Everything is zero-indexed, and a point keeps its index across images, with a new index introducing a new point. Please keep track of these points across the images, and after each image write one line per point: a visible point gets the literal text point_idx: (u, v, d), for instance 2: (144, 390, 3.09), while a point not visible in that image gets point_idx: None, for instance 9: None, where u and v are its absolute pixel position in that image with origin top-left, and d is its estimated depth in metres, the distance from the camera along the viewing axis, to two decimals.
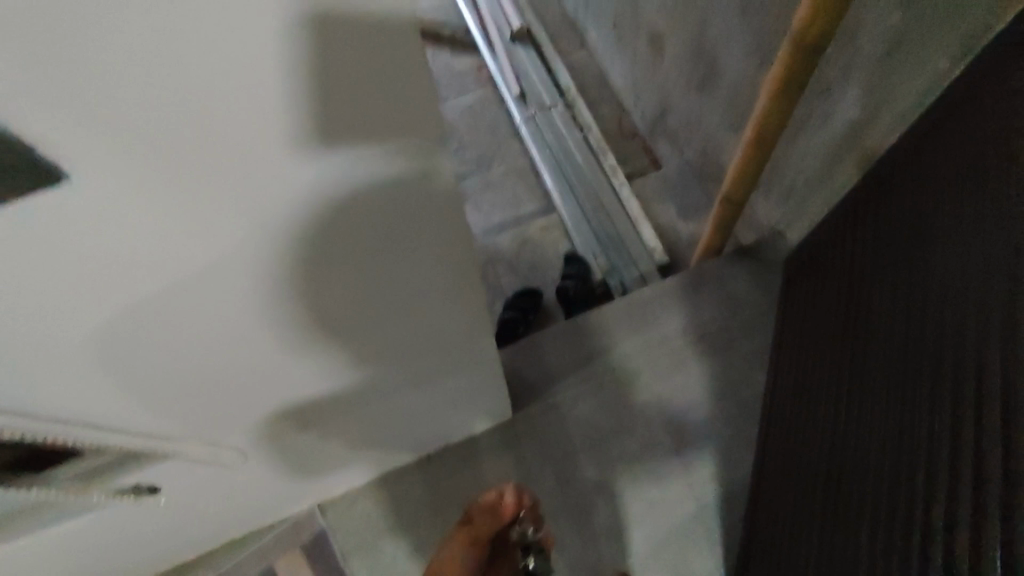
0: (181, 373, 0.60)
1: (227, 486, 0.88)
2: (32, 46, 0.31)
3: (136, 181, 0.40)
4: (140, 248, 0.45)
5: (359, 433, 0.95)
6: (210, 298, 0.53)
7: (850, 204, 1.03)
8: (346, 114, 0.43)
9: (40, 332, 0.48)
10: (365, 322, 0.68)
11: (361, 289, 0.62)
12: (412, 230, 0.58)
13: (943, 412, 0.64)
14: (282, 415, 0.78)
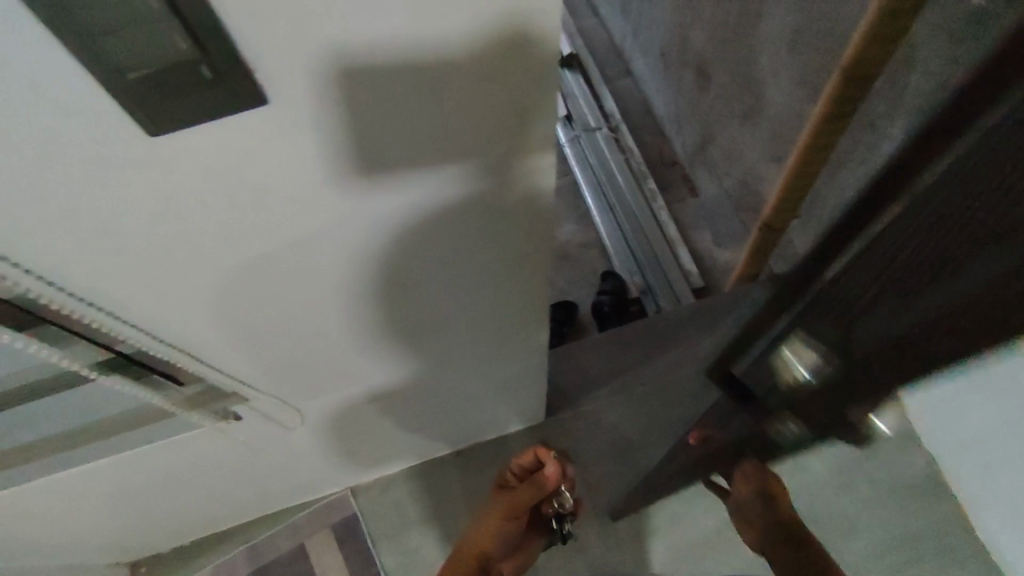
0: (275, 334, 0.64)
1: (277, 453, 0.93)
2: (275, 23, 0.34)
3: (298, 156, 0.44)
4: (276, 214, 0.49)
5: (403, 418, 0.99)
6: (320, 268, 0.57)
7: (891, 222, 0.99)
8: (491, 109, 0.46)
9: (179, 276, 0.52)
10: (436, 313, 0.72)
11: (435, 275, 0.65)
12: (496, 228, 0.61)
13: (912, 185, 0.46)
14: (340, 391, 0.82)
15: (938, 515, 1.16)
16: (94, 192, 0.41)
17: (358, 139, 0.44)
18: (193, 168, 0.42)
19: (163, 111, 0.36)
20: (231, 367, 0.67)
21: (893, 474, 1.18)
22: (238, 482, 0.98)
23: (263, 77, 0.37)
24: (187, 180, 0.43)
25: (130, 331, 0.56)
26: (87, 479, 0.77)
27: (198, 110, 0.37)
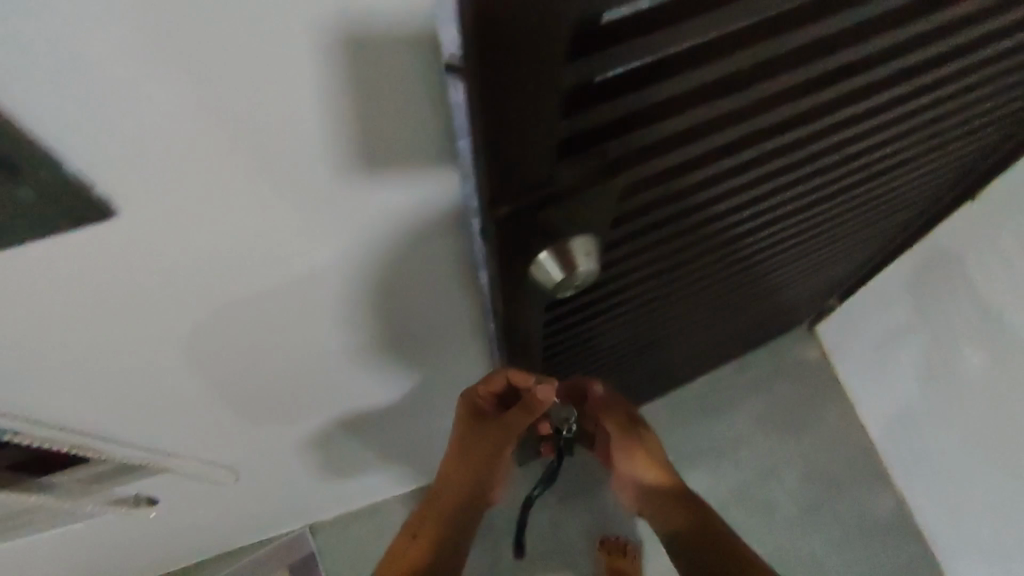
0: (193, 395, 0.60)
1: (223, 503, 0.88)
2: (85, 86, 0.29)
3: (169, 225, 0.39)
4: (158, 285, 0.44)
5: (354, 461, 0.94)
6: (224, 331, 0.52)
7: (857, 253, 0.96)
8: (372, 197, 0.43)
9: (67, 353, 0.48)
10: (366, 364, 0.67)
11: (360, 335, 0.61)
12: (415, 292, 0.58)
13: (709, 173, 0.50)
14: (279, 443, 0.77)
15: (904, 560, 1.13)
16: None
17: (229, 230, 0.42)
18: (61, 270, 0.39)
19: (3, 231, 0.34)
20: (148, 436, 0.63)
21: (860, 516, 1.16)
22: (184, 529, 0.93)
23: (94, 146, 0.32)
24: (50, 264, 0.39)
25: (25, 413, 0.52)
26: (30, 551, 0.77)
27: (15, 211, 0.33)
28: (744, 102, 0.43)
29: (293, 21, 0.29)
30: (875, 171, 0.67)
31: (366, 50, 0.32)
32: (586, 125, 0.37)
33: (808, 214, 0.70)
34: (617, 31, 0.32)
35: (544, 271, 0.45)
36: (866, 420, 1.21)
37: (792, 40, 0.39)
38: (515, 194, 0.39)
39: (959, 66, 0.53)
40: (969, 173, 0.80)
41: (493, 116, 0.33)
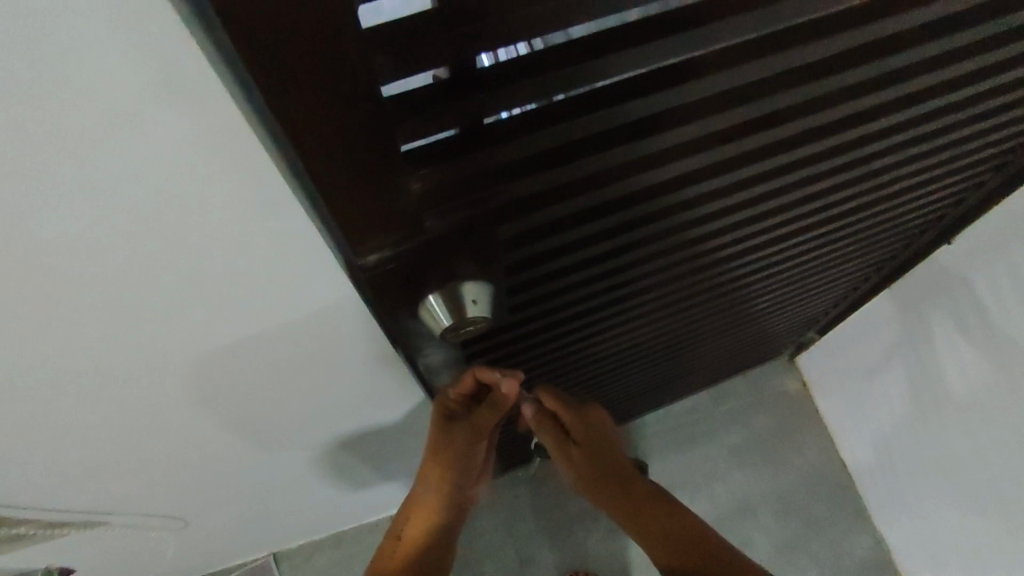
0: (118, 461, 0.57)
1: (175, 547, 0.86)
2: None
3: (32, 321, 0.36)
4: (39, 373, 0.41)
5: (311, 499, 0.92)
6: (132, 404, 0.50)
7: (832, 288, 0.92)
8: (256, 275, 0.41)
9: None
10: (303, 417, 0.65)
11: (290, 392, 0.59)
12: (341, 350, 0.55)
13: (634, 220, 0.47)
14: (225, 490, 0.75)
15: None
16: None
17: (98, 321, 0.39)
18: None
19: None
20: (71, 499, 0.60)
21: (837, 553, 1.15)
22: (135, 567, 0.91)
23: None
24: None
25: None
26: None
27: None
28: (657, 152, 0.40)
29: (103, 136, 0.27)
30: (854, 204, 0.64)
31: (193, 154, 0.29)
32: (470, 171, 0.35)
33: (763, 253, 0.66)
34: (483, 80, 0.31)
35: (434, 316, 0.41)
36: (846, 454, 1.19)
37: (703, 86, 0.37)
38: (391, 243, 0.36)
39: (911, 115, 0.50)
40: (949, 215, 0.77)
41: (347, 175, 0.30)
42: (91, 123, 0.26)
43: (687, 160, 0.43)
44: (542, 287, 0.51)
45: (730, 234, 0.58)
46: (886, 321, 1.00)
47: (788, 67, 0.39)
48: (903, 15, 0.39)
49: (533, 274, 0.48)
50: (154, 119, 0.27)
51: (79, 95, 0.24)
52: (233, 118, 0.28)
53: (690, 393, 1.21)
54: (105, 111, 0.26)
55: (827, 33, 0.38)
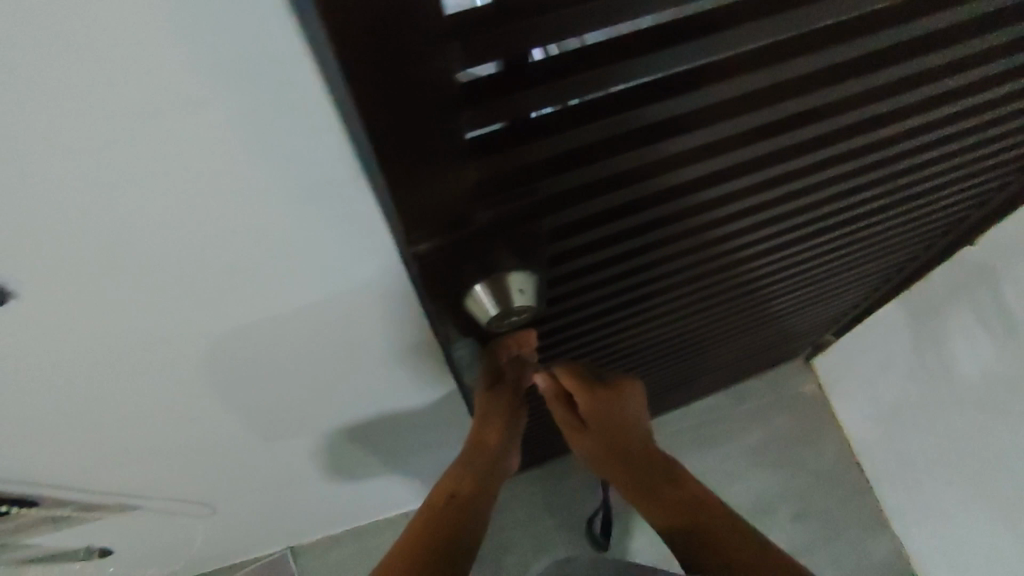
0: (157, 444, 0.59)
1: (202, 535, 0.88)
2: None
3: (99, 304, 0.38)
4: (97, 352, 0.43)
5: (335, 491, 0.93)
6: (177, 385, 0.52)
7: (852, 289, 0.92)
8: (307, 265, 0.42)
9: (21, 418, 0.47)
10: (333, 406, 0.67)
11: (325, 380, 0.61)
12: (374, 341, 0.56)
13: (666, 214, 0.48)
14: (254, 479, 0.77)
15: None
16: None
17: (155, 303, 0.40)
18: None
19: None
20: (109, 481, 0.62)
21: (855, 556, 1.15)
22: (163, 556, 0.93)
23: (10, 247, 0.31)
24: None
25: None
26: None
27: None
28: (693, 146, 0.41)
29: (188, 124, 0.28)
30: (878, 205, 0.65)
31: (267, 145, 0.31)
32: (513, 165, 0.36)
33: (789, 250, 0.67)
34: (530, 75, 0.32)
35: (480, 304, 0.43)
36: (862, 457, 1.19)
37: (738, 84, 0.38)
38: (439, 231, 0.37)
39: (938, 117, 0.51)
40: (972, 218, 0.77)
41: (403, 167, 0.31)
42: (178, 112, 0.27)
43: (721, 154, 0.44)
44: (574, 282, 0.52)
45: (757, 231, 0.58)
46: (903, 325, 1.00)
47: (824, 65, 0.40)
48: (938, 14, 0.39)
49: (567, 269, 0.50)
50: (236, 109, 0.28)
51: (172, 84, 0.26)
52: (308, 108, 0.29)
53: (706, 393, 1.21)
54: (192, 101, 0.27)
55: (863, 32, 0.38)
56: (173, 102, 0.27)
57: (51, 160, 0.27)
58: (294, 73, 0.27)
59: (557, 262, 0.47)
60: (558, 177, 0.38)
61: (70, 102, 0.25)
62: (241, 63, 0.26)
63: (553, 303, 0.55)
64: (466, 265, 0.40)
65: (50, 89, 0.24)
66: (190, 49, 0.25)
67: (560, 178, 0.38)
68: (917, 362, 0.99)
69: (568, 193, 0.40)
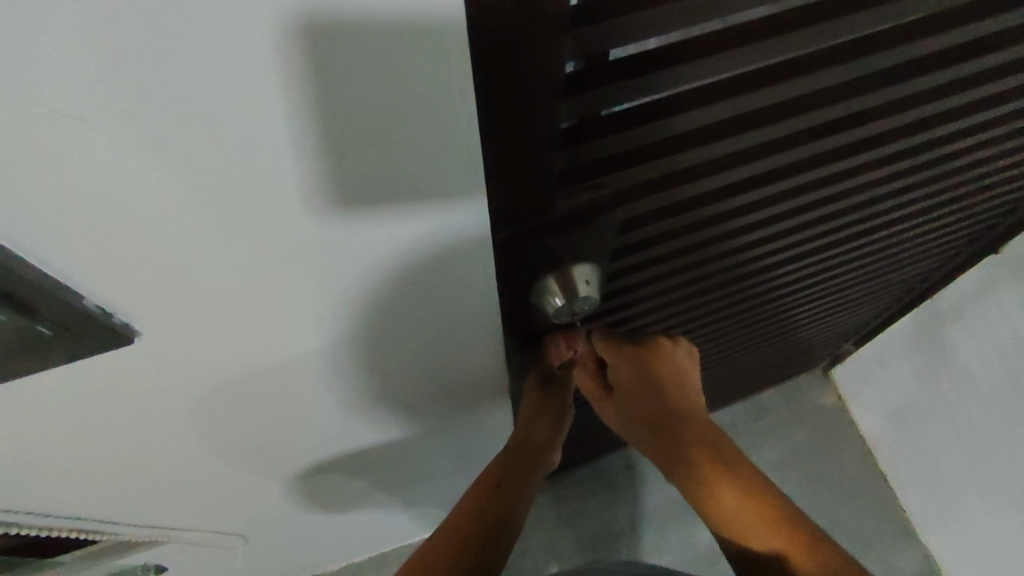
0: (204, 483, 0.57)
1: (230, 567, 0.85)
2: (117, 215, 0.27)
3: (189, 334, 0.37)
4: (173, 389, 0.42)
5: (365, 520, 0.91)
6: (235, 427, 0.49)
7: (877, 297, 0.93)
8: (388, 294, 0.39)
9: (78, 457, 0.45)
10: (386, 445, 0.65)
11: (383, 421, 0.58)
12: (430, 379, 0.53)
13: (716, 214, 0.49)
14: (292, 510, 0.74)
15: None
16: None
17: (221, 331, 0.38)
18: (62, 384, 0.37)
19: (43, 358, 0.33)
20: (152, 519, 0.60)
21: (884, 568, 1.14)
22: None
23: (123, 267, 0.30)
24: (77, 381, 0.37)
25: (32, 507, 0.49)
26: None
27: (59, 343, 0.33)
28: (752, 143, 0.43)
29: (310, 119, 0.25)
30: (904, 214, 0.66)
31: (388, 148, 0.28)
32: (587, 159, 0.36)
33: (821, 254, 0.68)
34: (611, 72, 0.32)
35: (546, 294, 0.43)
36: (887, 468, 1.19)
37: (798, 84, 0.39)
38: (521, 218, 0.37)
39: (972, 121, 0.53)
40: (994, 228, 0.79)
41: (500, 153, 0.31)
42: (305, 104, 0.24)
43: (774, 150, 0.45)
44: (623, 280, 0.53)
45: (794, 234, 0.59)
46: (921, 331, 1.01)
47: (876, 69, 0.41)
48: (982, 19, 0.41)
49: (620, 267, 0.50)
50: (378, 129, 0.27)
51: (307, 70, 0.23)
52: (450, 134, 0.28)
53: (724, 404, 1.21)
54: (321, 92, 0.24)
55: (917, 36, 0.40)
56: (302, 90, 0.24)
57: (160, 154, 0.25)
58: (435, 66, 0.25)
59: (613, 258, 0.48)
60: (632, 172, 0.39)
61: (194, 88, 0.23)
62: (394, 65, 0.24)
63: (602, 303, 0.56)
64: (540, 257, 0.40)
65: (201, 81, 0.22)
66: (335, 33, 0.22)
67: (633, 173, 0.39)
68: (938, 369, 1.00)
69: (636, 188, 0.41)
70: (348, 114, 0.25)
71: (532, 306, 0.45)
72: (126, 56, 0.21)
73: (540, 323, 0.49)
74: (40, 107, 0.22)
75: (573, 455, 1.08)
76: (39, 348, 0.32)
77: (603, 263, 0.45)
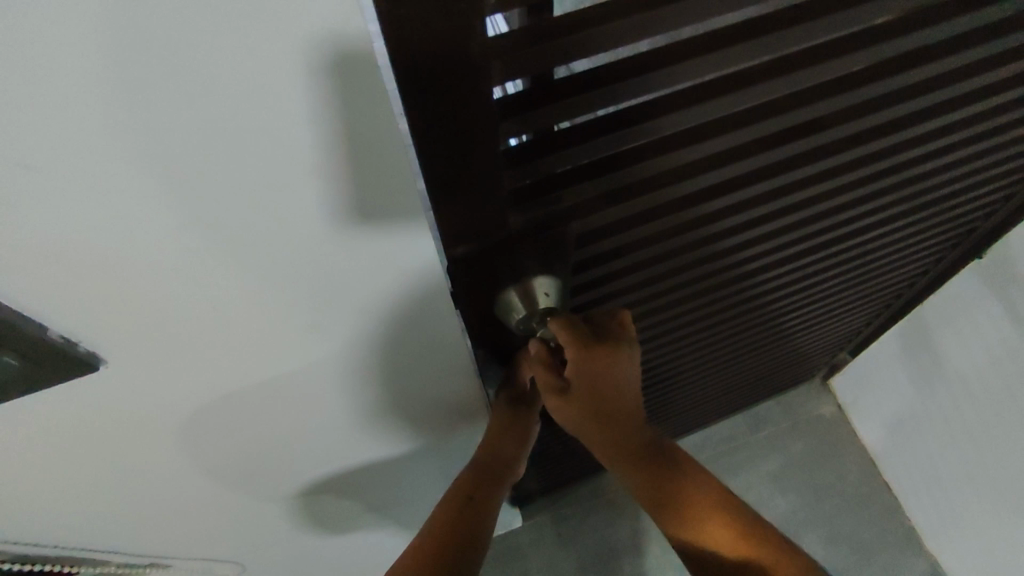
0: (194, 508, 0.57)
1: None
2: (68, 252, 0.28)
3: (158, 361, 0.38)
4: (150, 415, 0.42)
5: (363, 545, 0.90)
6: (219, 450, 0.50)
7: (867, 302, 0.93)
8: (351, 318, 0.40)
9: (63, 484, 0.46)
10: (374, 465, 0.65)
11: (369, 440, 0.59)
12: (409, 399, 0.54)
13: (681, 225, 0.50)
14: (287, 537, 0.74)
15: None
16: None
17: (185, 354, 0.38)
18: (38, 411, 0.37)
19: (10, 386, 0.34)
20: (146, 546, 0.60)
21: None
22: None
23: (83, 300, 0.31)
24: (55, 408, 0.38)
25: (25, 532, 0.50)
26: None
27: (30, 372, 0.34)
28: (708, 152, 0.43)
29: (247, 152, 0.26)
30: (876, 219, 0.67)
31: (321, 171, 0.28)
32: (539, 174, 0.38)
33: (797, 260, 0.68)
34: (558, 90, 0.33)
35: (510, 310, 0.44)
36: (889, 477, 1.17)
37: (745, 97, 0.40)
38: (473, 235, 0.38)
39: (934, 125, 0.53)
40: (976, 233, 0.80)
41: (448, 172, 0.32)
42: (244, 139, 0.26)
43: (732, 158, 0.45)
44: (595, 290, 0.54)
45: (764, 239, 0.60)
46: (913, 336, 1.01)
47: (824, 79, 0.42)
48: (930, 26, 0.42)
49: (585, 279, 0.51)
50: (313, 161, 0.28)
51: (231, 105, 0.24)
52: (388, 168, 0.29)
53: (721, 417, 1.21)
54: (257, 128, 0.25)
55: (864, 44, 0.41)
56: (229, 124, 0.25)
57: (106, 192, 0.26)
58: (360, 90, 0.25)
59: (578, 269, 0.49)
60: (584, 187, 0.40)
61: (107, 119, 0.23)
62: (325, 108, 0.25)
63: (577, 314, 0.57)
64: (501, 272, 0.41)
65: (132, 123, 0.23)
66: (243, 59, 0.23)
67: (585, 188, 0.40)
68: (934, 374, 0.99)
69: (591, 206, 0.42)
70: (286, 144, 0.26)
71: (501, 322, 0.47)
72: (52, 95, 0.21)
73: (512, 339, 0.50)
74: None
75: (572, 472, 1.08)
76: (12, 376, 0.33)
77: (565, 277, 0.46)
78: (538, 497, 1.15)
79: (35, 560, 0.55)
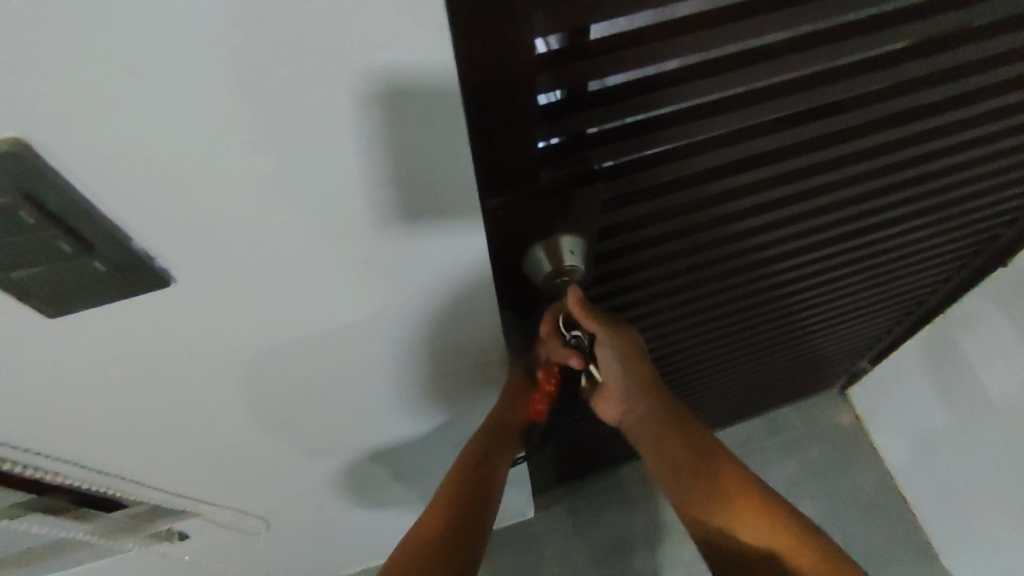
0: (234, 453, 0.60)
1: (254, 553, 0.87)
2: (151, 170, 0.31)
3: (213, 297, 0.40)
4: (202, 351, 0.45)
5: (384, 517, 0.93)
6: (261, 396, 0.53)
7: (887, 307, 0.93)
8: (392, 272, 0.42)
9: (121, 411, 0.49)
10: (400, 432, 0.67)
11: (397, 404, 0.61)
12: (438, 363, 0.56)
13: (705, 200, 0.52)
14: (314, 498, 0.77)
15: None
16: (45, 357, 0.41)
17: (230, 291, 0.40)
18: (105, 333, 0.40)
19: (92, 294, 0.36)
20: (187, 488, 0.64)
21: None
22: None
23: (155, 224, 0.34)
24: (120, 333, 0.41)
25: (80, 458, 0.53)
26: None
27: (110, 283, 0.36)
28: (732, 126, 0.45)
29: (313, 85, 0.29)
30: (898, 214, 0.68)
31: (370, 103, 0.30)
32: (571, 132, 0.40)
33: (817, 252, 0.70)
34: (590, 48, 0.36)
35: (537, 267, 0.47)
36: (907, 491, 1.16)
37: (765, 71, 0.42)
38: (507, 188, 0.40)
39: (960, 116, 0.54)
40: (1001, 238, 0.80)
41: (489, 119, 0.35)
42: (313, 70, 0.28)
43: (756, 134, 0.47)
44: (619, 260, 0.57)
45: (785, 225, 0.61)
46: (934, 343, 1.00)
47: (846, 58, 0.44)
48: (948, 12, 0.43)
49: (608, 248, 0.54)
50: (370, 101, 0.30)
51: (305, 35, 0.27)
52: (440, 108, 0.32)
53: (736, 419, 1.21)
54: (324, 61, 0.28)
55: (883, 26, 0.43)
56: (302, 54, 0.27)
57: (189, 111, 0.28)
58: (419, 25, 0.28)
59: (603, 236, 0.52)
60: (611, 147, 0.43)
61: (190, 27, 0.25)
62: (389, 39, 0.28)
63: (599, 283, 0.59)
64: (532, 227, 0.44)
65: (221, 43, 0.26)
66: None
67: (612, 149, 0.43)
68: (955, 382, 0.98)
69: (619, 167, 0.44)
70: (346, 80, 0.29)
71: (528, 281, 0.49)
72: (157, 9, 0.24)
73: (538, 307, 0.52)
74: (96, 64, 0.26)
75: (588, 464, 1.09)
76: (95, 283, 0.35)
77: (592, 240, 0.49)
78: (554, 487, 1.16)
79: (86, 490, 0.59)
